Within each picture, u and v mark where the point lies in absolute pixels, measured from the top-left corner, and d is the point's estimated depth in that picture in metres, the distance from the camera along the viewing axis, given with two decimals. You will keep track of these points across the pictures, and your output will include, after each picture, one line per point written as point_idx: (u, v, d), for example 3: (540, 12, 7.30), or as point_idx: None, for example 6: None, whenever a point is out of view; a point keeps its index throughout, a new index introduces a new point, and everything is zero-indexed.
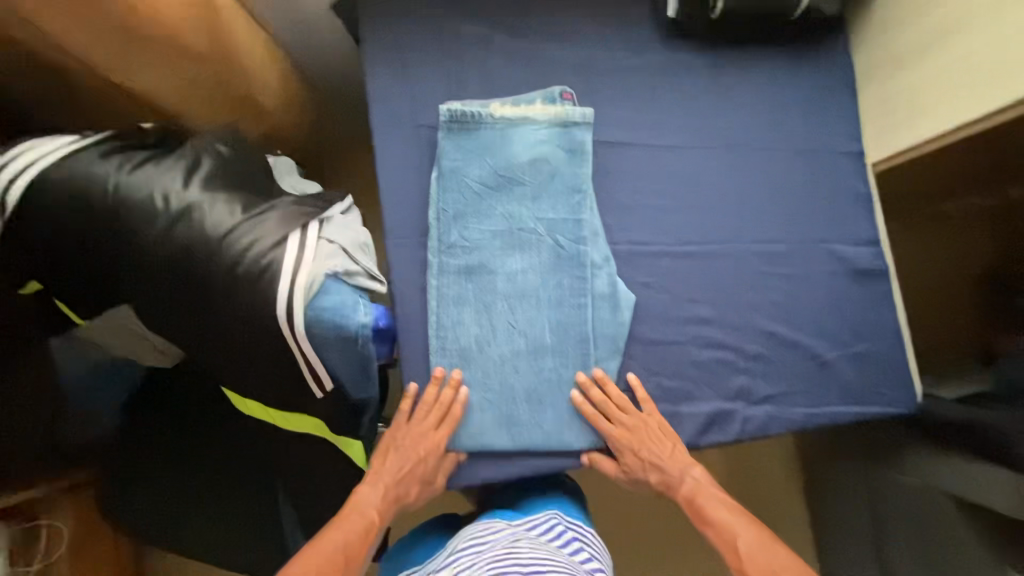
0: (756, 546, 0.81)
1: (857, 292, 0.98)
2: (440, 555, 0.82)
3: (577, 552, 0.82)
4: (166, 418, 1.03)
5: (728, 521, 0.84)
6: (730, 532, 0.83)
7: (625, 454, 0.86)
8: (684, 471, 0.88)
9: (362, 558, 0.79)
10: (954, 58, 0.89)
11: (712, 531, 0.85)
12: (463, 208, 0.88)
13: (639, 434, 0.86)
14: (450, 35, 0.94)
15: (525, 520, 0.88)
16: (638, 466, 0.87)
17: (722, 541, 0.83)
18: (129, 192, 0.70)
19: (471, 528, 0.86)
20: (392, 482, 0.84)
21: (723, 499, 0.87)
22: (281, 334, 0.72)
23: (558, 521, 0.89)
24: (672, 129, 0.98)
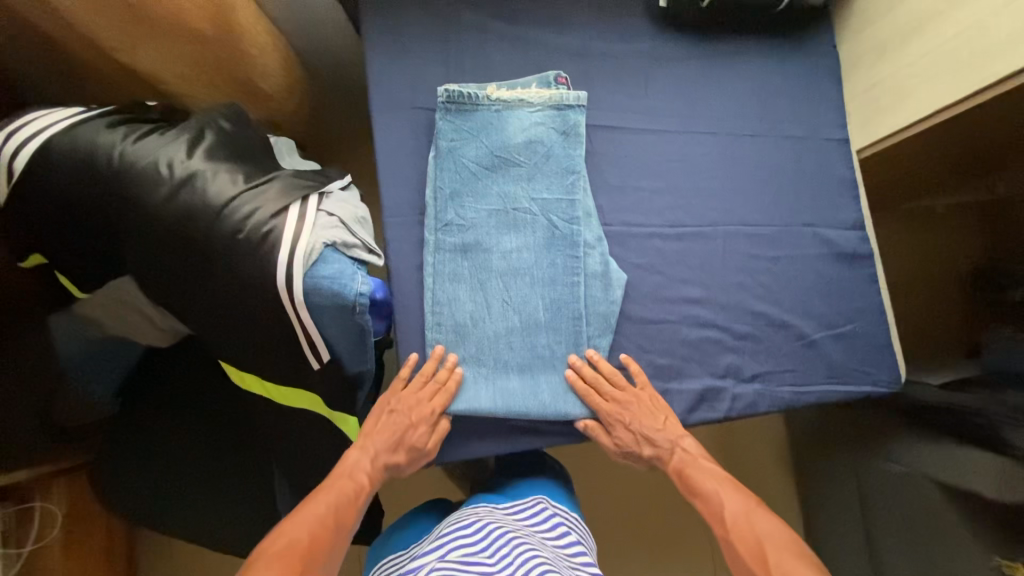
0: (742, 516, 0.84)
1: (845, 276, 1.00)
2: (429, 538, 0.85)
3: (564, 539, 0.85)
4: (168, 395, 1.08)
5: (717, 493, 0.87)
6: (719, 504, 0.86)
7: (617, 428, 0.88)
8: (674, 445, 0.90)
9: (352, 519, 0.82)
10: (935, 40, 0.90)
11: (701, 501, 0.88)
12: (459, 187, 0.89)
13: (629, 409, 0.88)
14: (446, 18, 0.95)
15: (513, 505, 0.91)
16: (630, 440, 0.89)
17: (711, 511, 0.86)
18: (134, 159, 0.72)
19: (459, 513, 0.88)
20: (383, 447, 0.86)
21: (714, 472, 0.90)
22: (280, 302, 0.74)
23: (547, 507, 0.91)
24: (666, 113, 0.99)
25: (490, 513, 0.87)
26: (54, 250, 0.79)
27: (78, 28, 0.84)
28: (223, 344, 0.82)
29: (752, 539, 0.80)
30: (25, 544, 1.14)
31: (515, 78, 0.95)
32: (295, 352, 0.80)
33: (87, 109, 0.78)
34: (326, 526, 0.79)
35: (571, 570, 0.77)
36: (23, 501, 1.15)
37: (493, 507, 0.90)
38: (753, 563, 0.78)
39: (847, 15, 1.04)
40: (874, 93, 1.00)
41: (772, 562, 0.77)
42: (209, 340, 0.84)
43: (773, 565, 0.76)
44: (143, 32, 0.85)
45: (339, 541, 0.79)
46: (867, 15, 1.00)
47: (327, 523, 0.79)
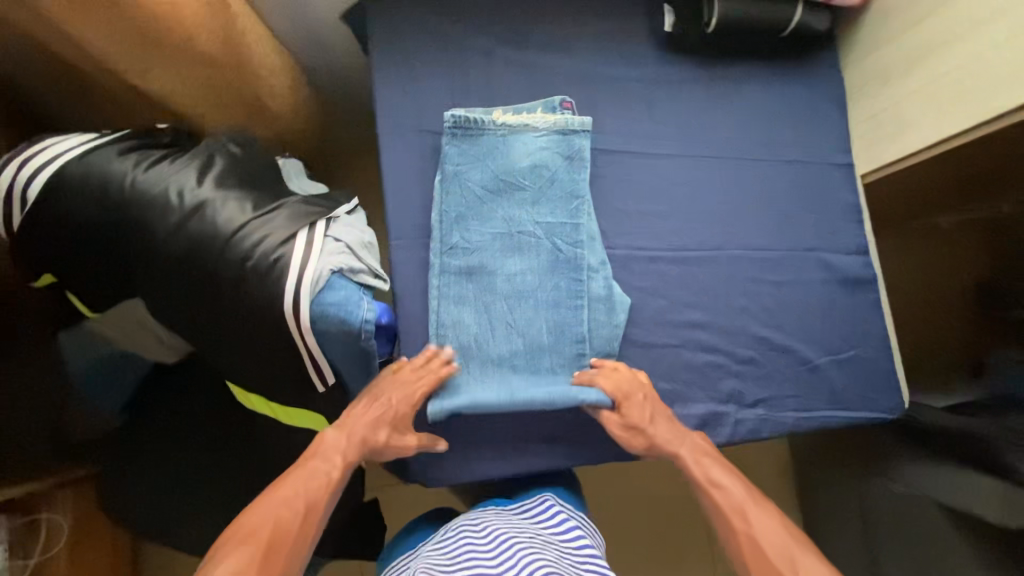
0: (754, 508, 0.80)
1: (848, 301, 1.00)
2: (437, 536, 0.86)
3: (571, 533, 0.85)
4: (171, 411, 1.08)
5: (732, 485, 0.83)
6: (735, 497, 0.81)
7: (629, 405, 0.86)
8: (683, 438, 0.87)
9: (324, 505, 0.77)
10: (940, 69, 0.90)
11: (717, 493, 0.82)
12: (465, 211, 0.90)
13: (638, 390, 0.87)
14: (453, 43, 0.96)
15: (520, 505, 0.91)
16: (640, 422, 0.86)
17: (728, 504, 0.81)
18: (145, 188, 0.73)
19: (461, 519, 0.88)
20: (362, 430, 0.82)
21: (723, 465, 0.86)
22: (287, 327, 0.74)
23: (555, 504, 0.91)
24: (670, 137, 0.99)
25: (497, 516, 0.87)
26: (66, 275, 0.80)
27: (90, 54, 0.84)
28: (231, 367, 0.84)
29: (774, 532, 0.76)
30: (31, 556, 1.15)
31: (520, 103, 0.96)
32: (301, 376, 0.81)
33: (98, 135, 0.79)
34: (294, 513, 0.74)
35: (576, 566, 0.76)
36: (27, 514, 1.15)
37: (500, 509, 0.90)
38: (778, 562, 0.73)
39: (852, 41, 1.05)
40: (878, 119, 1.00)
41: (798, 559, 0.73)
42: (216, 362, 0.85)
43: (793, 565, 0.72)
44: (155, 57, 0.86)
45: (307, 529, 0.74)
46: (872, 41, 1.01)
47: (296, 510, 0.74)
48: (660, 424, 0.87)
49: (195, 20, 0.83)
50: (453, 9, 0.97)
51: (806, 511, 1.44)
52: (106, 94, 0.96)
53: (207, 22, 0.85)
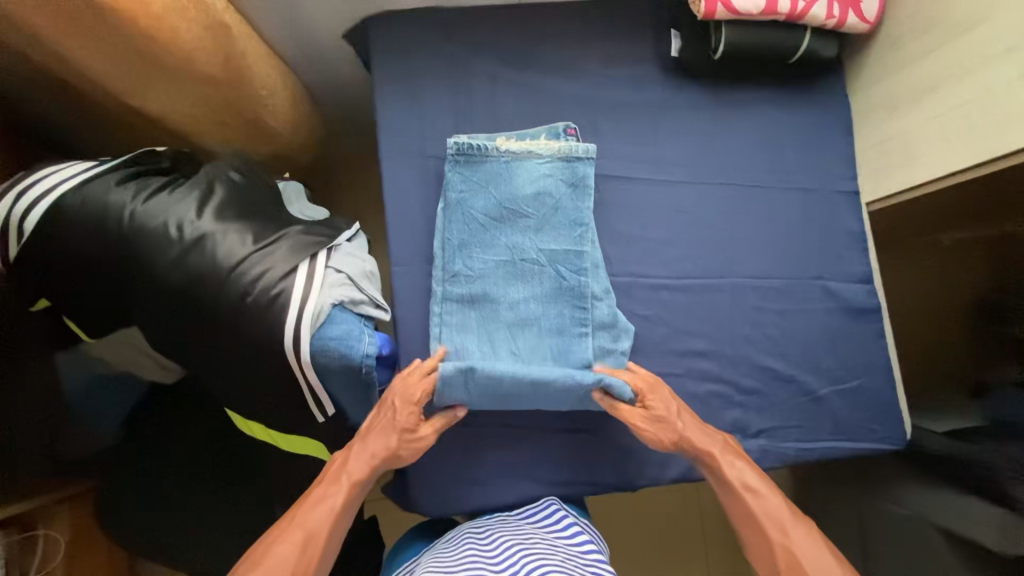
0: (789, 516, 0.75)
1: (851, 330, 1.00)
2: (440, 546, 0.81)
3: (576, 537, 0.80)
4: (169, 431, 1.07)
5: (769, 492, 0.77)
6: (773, 505, 0.76)
7: (652, 399, 0.84)
8: (714, 437, 0.84)
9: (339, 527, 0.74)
10: (949, 101, 0.89)
11: (753, 498, 0.77)
12: (468, 238, 0.89)
13: (660, 391, 0.85)
14: (457, 67, 0.95)
15: (524, 509, 0.87)
16: (666, 416, 0.83)
17: (764, 513, 0.75)
18: (144, 220, 0.72)
19: (462, 530, 0.83)
20: (372, 445, 0.78)
21: (755, 471, 0.81)
22: (287, 362, 0.74)
23: (560, 508, 0.86)
24: (675, 163, 0.99)
25: (502, 523, 0.82)
26: (65, 304, 0.79)
27: (89, 77, 0.83)
28: (233, 396, 0.83)
29: (808, 539, 0.72)
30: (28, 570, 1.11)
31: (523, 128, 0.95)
32: (302, 406, 0.80)
33: (97, 164, 0.78)
34: (301, 541, 0.70)
35: (582, 568, 0.71)
36: (25, 529, 1.13)
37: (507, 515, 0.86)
38: None
39: (859, 67, 1.04)
40: (884, 147, 1.00)
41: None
42: (216, 390, 0.84)
43: None
44: (154, 76, 0.85)
45: (315, 553, 0.70)
46: (880, 67, 1.00)
47: (300, 536, 0.70)
48: (689, 423, 0.84)
49: (195, 43, 0.81)
50: (457, 32, 0.96)
51: None
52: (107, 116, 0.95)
53: (207, 44, 0.83)
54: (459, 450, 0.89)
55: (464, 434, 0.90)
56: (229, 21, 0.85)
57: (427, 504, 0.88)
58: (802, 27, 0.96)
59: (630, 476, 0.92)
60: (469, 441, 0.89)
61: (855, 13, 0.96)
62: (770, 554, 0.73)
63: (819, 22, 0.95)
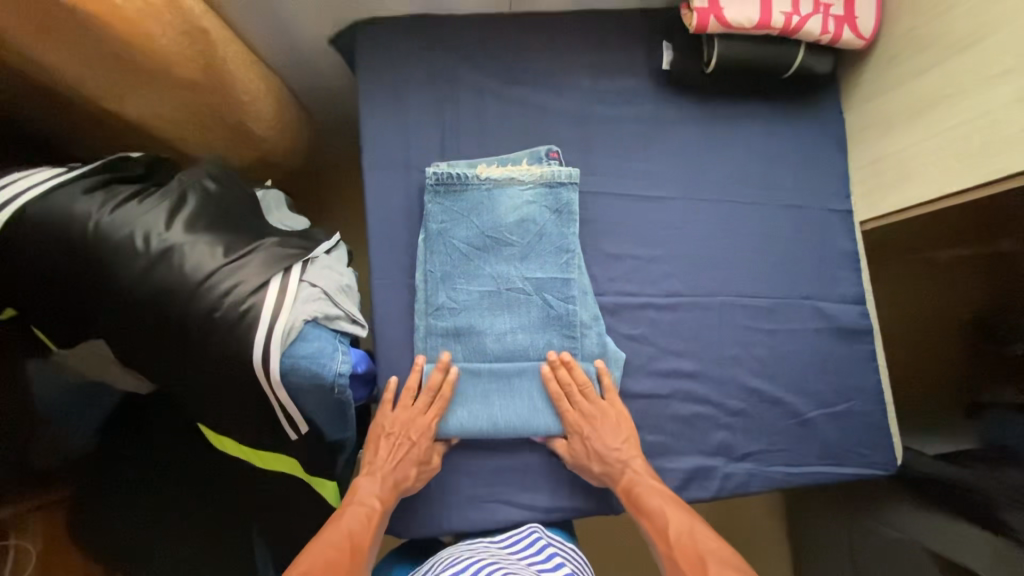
0: (687, 534, 0.77)
1: (841, 351, 0.97)
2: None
3: (557, 568, 0.76)
4: (140, 446, 1.02)
5: (658, 505, 0.80)
6: (663, 519, 0.78)
7: (576, 440, 0.85)
8: (624, 463, 0.84)
9: (369, 546, 0.75)
10: (946, 120, 0.87)
11: (645, 519, 0.80)
12: (451, 270, 0.87)
13: (593, 422, 0.85)
14: (443, 77, 0.93)
15: (508, 539, 0.83)
16: (588, 418, 0.85)
17: (655, 528, 0.79)
18: (110, 230, 0.70)
19: (439, 560, 0.79)
20: (387, 469, 0.80)
21: (663, 491, 0.82)
22: (256, 378, 0.72)
23: (541, 536, 0.83)
24: (665, 179, 0.97)
25: (482, 550, 0.79)
26: (32, 314, 0.76)
27: (62, 82, 0.80)
28: (205, 412, 0.81)
29: (694, 559, 0.74)
30: None
31: (507, 150, 0.93)
32: (274, 423, 0.78)
33: (67, 169, 0.76)
34: (345, 555, 0.72)
35: None
36: None
37: (488, 541, 0.83)
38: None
39: (853, 84, 1.02)
40: (880, 165, 0.98)
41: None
42: (190, 406, 0.82)
43: None
44: (129, 82, 0.82)
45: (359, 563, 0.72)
46: (876, 85, 0.98)
47: (344, 550, 0.72)
48: (602, 428, 0.85)
49: (171, 48, 0.79)
50: (445, 41, 0.94)
51: (803, 562, 1.35)
52: (83, 122, 0.92)
53: (183, 50, 0.81)
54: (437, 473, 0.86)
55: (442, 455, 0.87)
56: (209, 26, 0.83)
57: (404, 526, 0.85)
58: (797, 42, 0.94)
59: (612, 502, 0.89)
60: (448, 460, 0.87)
61: (850, 28, 0.93)
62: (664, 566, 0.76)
63: (813, 38, 0.93)
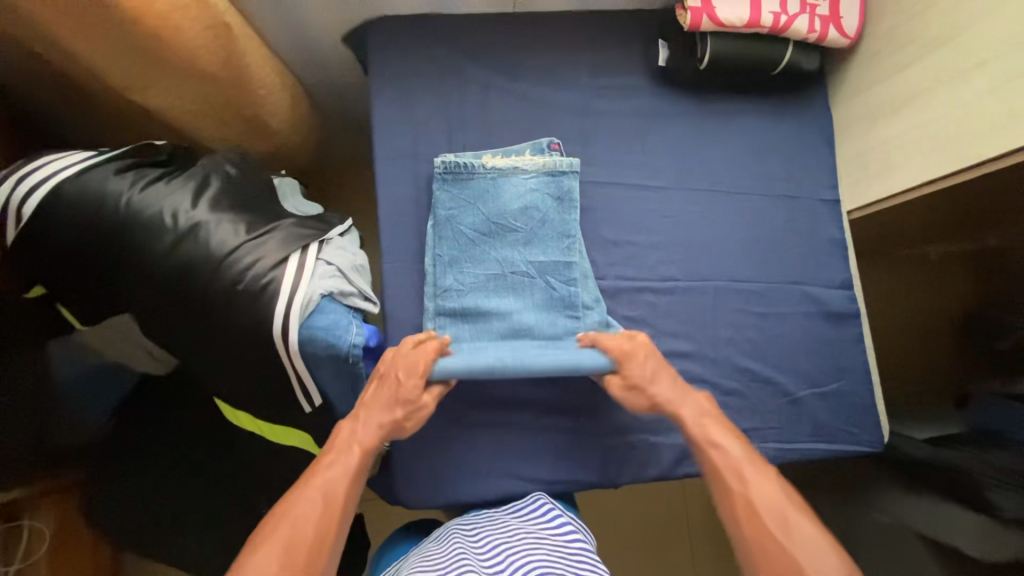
0: (757, 474, 0.74)
1: (830, 334, 1.02)
2: (427, 541, 0.81)
3: (562, 526, 0.80)
4: (157, 425, 1.06)
5: (732, 444, 0.78)
6: (735, 456, 0.76)
7: (631, 368, 0.84)
8: (686, 394, 0.83)
9: (348, 497, 0.73)
10: (925, 113, 0.93)
11: (717, 454, 0.77)
12: (458, 254, 0.92)
13: (644, 355, 0.85)
14: (451, 72, 0.98)
15: (512, 506, 0.87)
16: (636, 347, 0.85)
17: (725, 465, 0.76)
18: (140, 208, 0.75)
19: (448, 526, 0.83)
20: (373, 416, 0.78)
21: (733, 433, 0.80)
22: (276, 349, 0.76)
23: (548, 502, 0.86)
24: (661, 170, 1.02)
25: (488, 519, 0.83)
26: (61, 291, 0.80)
27: (93, 72, 0.85)
28: (223, 387, 0.84)
29: (769, 497, 0.72)
30: (13, 561, 1.14)
31: (511, 141, 0.98)
32: (289, 396, 0.82)
33: (98, 153, 0.80)
34: (319, 508, 0.70)
35: (569, 560, 0.72)
36: (10, 520, 1.14)
37: (494, 511, 0.87)
38: (770, 520, 0.70)
39: (841, 81, 1.08)
40: (865, 157, 1.03)
41: (771, 543, 0.68)
42: (209, 381, 0.86)
43: (788, 524, 0.69)
44: (156, 72, 0.87)
45: (334, 516, 0.70)
46: (862, 80, 1.03)
47: (318, 503, 0.70)
48: (650, 360, 0.85)
49: (197, 42, 0.84)
50: (453, 39, 0.99)
51: None
52: (109, 112, 0.97)
53: (208, 44, 0.86)
54: (444, 446, 0.90)
55: (450, 429, 0.91)
56: (233, 22, 0.88)
57: (413, 497, 0.89)
58: (786, 41, 0.99)
59: (612, 475, 0.93)
60: (456, 434, 0.91)
61: (836, 28, 0.99)
62: (730, 502, 0.73)
63: (801, 37, 0.98)
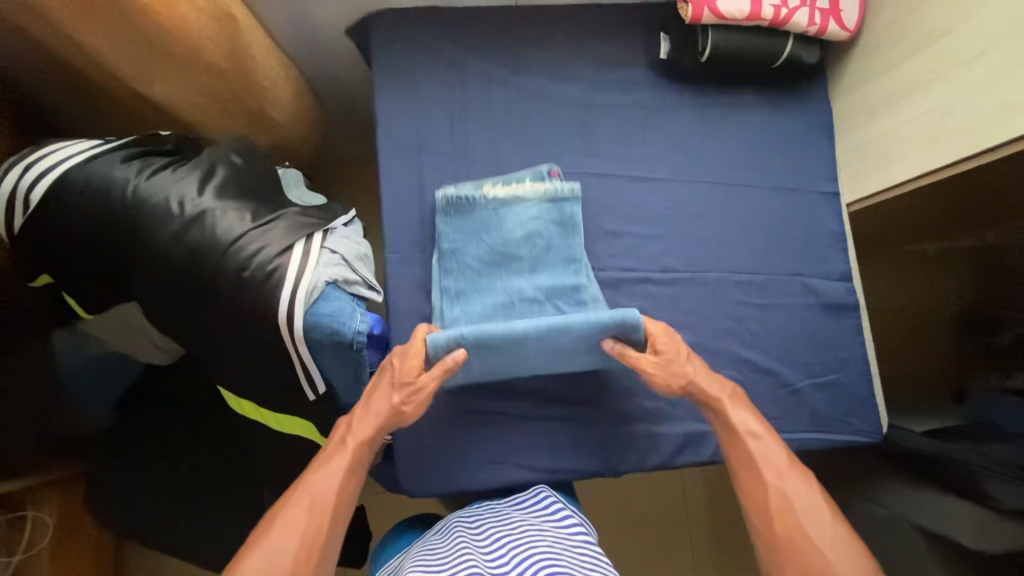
0: (791, 474, 0.74)
1: (829, 325, 1.03)
2: (431, 535, 0.81)
3: (566, 520, 0.79)
4: (161, 415, 1.07)
5: (771, 439, 0.77)
6: (772, 452, 0.76)
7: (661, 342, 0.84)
8: (722, 384, 0.84)
9: (346, 486, 0.73)
10: (922, 106, 0.94)
11: (754, 444, 0.77)
12: (464, 286, 0.92)
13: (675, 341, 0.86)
14: (454, 65, 0.99)
15: (514, 498, 0.87)
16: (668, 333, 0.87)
17: (763, 457, 0.75)
18: (146, 195, 0.75)
19: (450, 521, 0.82)
20: (373, 408, 0.79)
21: (770, 431, 0.79)
22: (281, 335, 0.76)
23: (551, 495, 0.85)
24: (662, 162, 1.02)
25: (490, 513, 0.82)
26: (67, 278, 0.81)
27: (100, 63, 0.86)
28: (228, 375, 0.85)
29: (804, 498, 0.71)
30: (14, 553, 1.12)
31: (513, 132, 0.99)
32: (293, 384, 0.82)
33: (104, 142, 0.81)
34: (317, 496, 0.70)
35: (571, 552, 0.71)
36: (14, 510, 1.12)
37: (497, 504, 0.86)
38: (805, 519, 0.69)
39: (840, 75, 1.08)
40: (864, 151, 1.04)
41: (799, 538, 0.68)
42: (213, 369, 0.87)
43: (819, 526, 0.68)
44: (161, 64, 0.88)
45: (330, 504, 0.70)
46: (862, 73, 1.04)
47: (316, 492, 0.71)
48: (678, 345, 0.85)
49: (202, 32, 0.85)
50: (457, 31, 1.00)
51: None
52: (113, 101, 0.98)
53: (213, 34, 0.87)
54: (446, 434, 0.91)
55: (451, 419, 0.92)
56: (237, 13, 0.89)
57: (415, 485, 0.90)
58: (786, 34, 1.00)
59: (612, 465, 0.94)
60: (458, 422, 0.92)
61: (835, 22, 1.00)
62: (763, 495, 0.73)
63: (800, 30, 0.99)
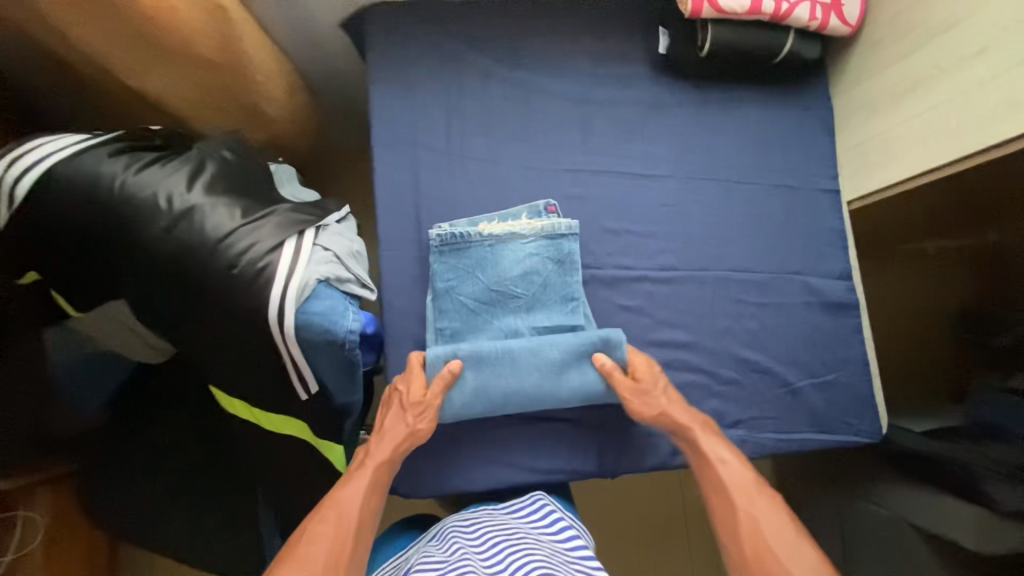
0: (759, 494, 0.73)
1: (829, 325, 1.02)
2: (425, 541, 0.80)
3: (564, 531, 0.78)
4: (154, 413, 1.05)
5: (737, 462, 0.78)
6: (739, 475, 0.76)
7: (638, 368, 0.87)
8: (694, 414, 0.85)
9: (370, 502, 0.73)
10: (923, 103, 0.93)
11: (721, 469, 0.77)
12: (459, 326, 0.90)
13: (654, 369, 0.88)
14: (451, 59, 0.97)
15: (511, 504, 0.85)
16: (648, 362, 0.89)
17: (730, 481, 0.75)
18: (134, 190, 0.74)
19: (444, 527, 0.81)
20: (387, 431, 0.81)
21: (738, 455, 0.80)
22: (271, 334, 0.75)
23: (547, 502, 0.84)
24: (660, 159, 1.01)
25: (487, 520, 0.81)
26: (53, 273, 0.79)
27: (89, 54, 0.85)
28: (218, 373, 0.84)
29: (773, 519, 0.70)
30: (6, 552, 1.11)
31: (510, 128, 0.98)
32: (284, 382, 0.81)
33: (92, 137, 0.80)
34: (341, 513, 0.70)
35: (567, 565, 0.70)
36: (3, 511, 1.10)
37: (493, 510, 0.84)
38: (771, 540, 0.68)
39: (841, 71, 1.07)
40: (864, 148, 1.03)
41: (769, 560, 0.66)
42: (204, 367, 0.85)
43: (788, 544, 0.67)
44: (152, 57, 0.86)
45: (355, 517, 0.70)
46: (863, 69, 1.03)
47: (340, 509, 0.70)
48: (658, 372, 0.88)
49: (194, 24, 0.83)
50: (453, 25, 0.98)
51: None
52: (105, 94, 0.96)
53: (205, 26, 0.85)
54: (441, 435, 0.90)
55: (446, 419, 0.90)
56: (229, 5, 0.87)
57: (408, 487, 0.89)
58: (787, 28, 0.99)
59: (608, 465, 0.93)
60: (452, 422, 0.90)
61: (837, 16, 0.99)
62: (731, 517, 0.72)
63: (802, 24, 0.98)
